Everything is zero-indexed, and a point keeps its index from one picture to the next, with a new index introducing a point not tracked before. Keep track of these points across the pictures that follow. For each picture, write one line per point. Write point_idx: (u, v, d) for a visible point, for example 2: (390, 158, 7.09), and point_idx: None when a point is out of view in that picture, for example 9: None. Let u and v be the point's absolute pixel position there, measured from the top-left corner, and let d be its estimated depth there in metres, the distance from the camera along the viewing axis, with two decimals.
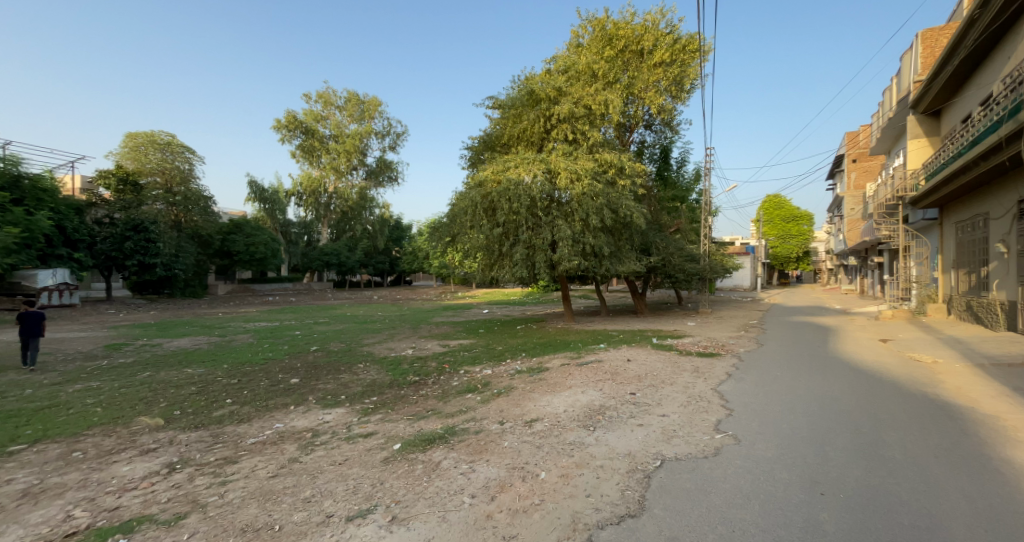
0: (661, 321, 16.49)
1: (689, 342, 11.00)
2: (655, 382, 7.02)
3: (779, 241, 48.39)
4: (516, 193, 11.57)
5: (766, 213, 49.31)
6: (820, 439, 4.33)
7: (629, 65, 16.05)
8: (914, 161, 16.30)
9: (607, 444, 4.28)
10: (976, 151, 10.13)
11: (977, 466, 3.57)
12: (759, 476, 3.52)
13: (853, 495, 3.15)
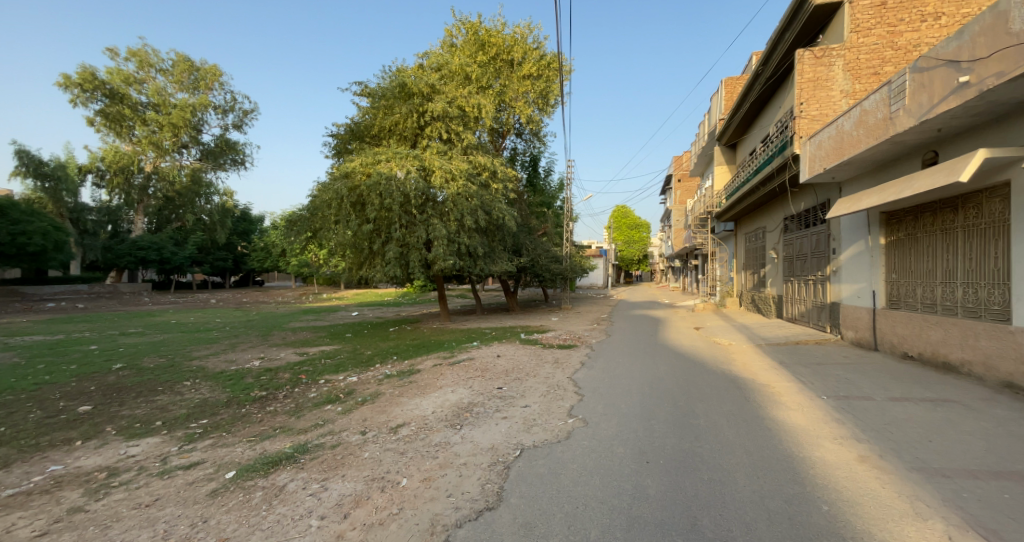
0: (529, 318, 17.52)
1: (553, 336, 11.93)
2: (520, 376, 7.42)
3: (625, 246, 55.21)
4: (387, 188, 11.00)
5: (615, 221, 55.88)
6: (649, 415, 5.11)
7: (501, 73, 16.67)
8: (719, 183, 20.37)
9: (472, 441, 4.37)
10: (757, 179, 13.14)
11: (753, 426, 4.62)
12: (601, 453, 4.01)
13: (669, 460, 3.80)
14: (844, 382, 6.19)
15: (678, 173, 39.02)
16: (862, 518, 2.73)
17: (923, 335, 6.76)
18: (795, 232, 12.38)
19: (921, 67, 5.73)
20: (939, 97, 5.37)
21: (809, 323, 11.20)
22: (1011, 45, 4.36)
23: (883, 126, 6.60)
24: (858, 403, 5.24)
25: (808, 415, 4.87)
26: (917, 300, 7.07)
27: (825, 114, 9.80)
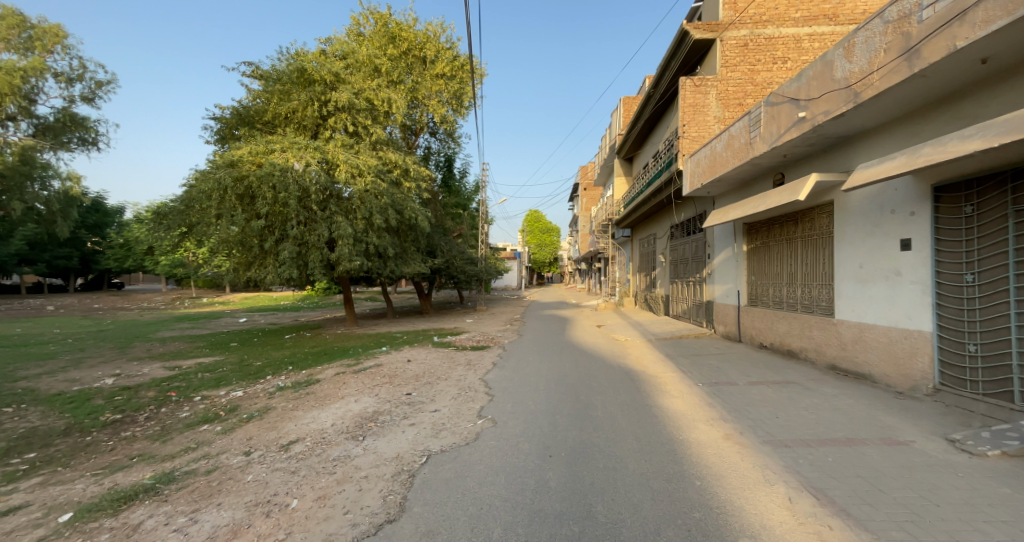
0: (441, 320, 17.24)
1: (465, 338, 11.89)
2: (431, 380, 7.25)
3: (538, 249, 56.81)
4: (282, 181, 9.98)
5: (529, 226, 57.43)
6: (553, 410, 5.33)
7: (413, 69, 16.18)
8: (619, 192, 22.09)
9: (375, 451, 4.15)
10: (650, 190, 14.49)
11: (643, 414, 5.07)
12: (507, 452, 4.08)
13: (569, 452, 4.00)
14: (716, 370, 7.09)
15: (583, 182, 41.42)
16: (727, 490, 3.14)
17: (774, 327, 8.03)
18: (680, 238, 13.88)
19: (773, 102, 6.80)
20: (785, 128, 6.44)
21: (690, 319, 12.65)
22: (834, 90, 5.38)
23: (745, 150, 7.69)
24: (726, 388, 6.03)
25: (688, 401, 5.50)
26: (770, 299, 8.36)
27: (702, 136, 11.15)
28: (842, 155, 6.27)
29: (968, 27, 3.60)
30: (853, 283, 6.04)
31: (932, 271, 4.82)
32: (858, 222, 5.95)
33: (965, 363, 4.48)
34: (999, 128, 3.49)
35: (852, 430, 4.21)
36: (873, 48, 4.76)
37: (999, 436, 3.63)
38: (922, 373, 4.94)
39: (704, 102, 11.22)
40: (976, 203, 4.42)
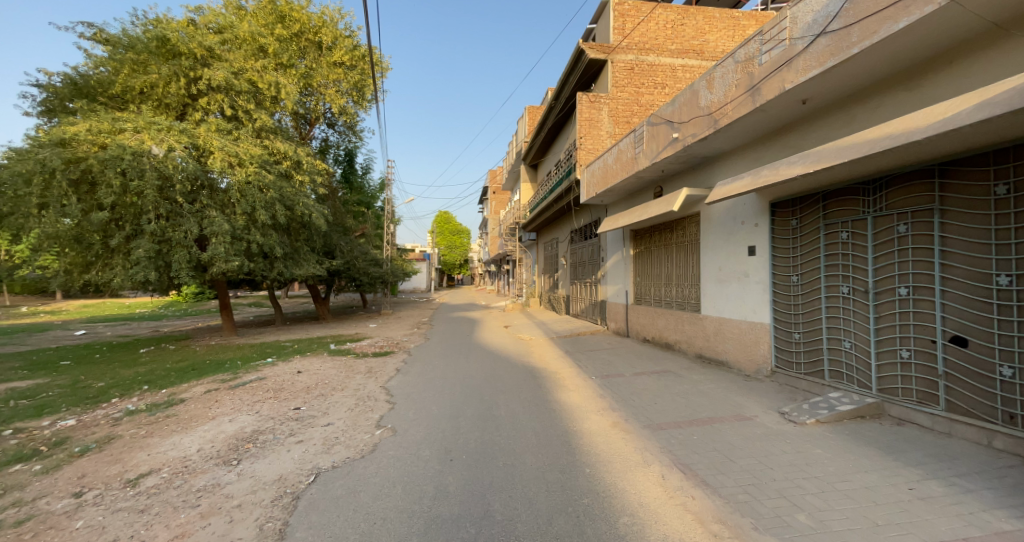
0: (340, 326, 16.07)
1: (366, 344, 11.23)
2: (324, 391, 6.69)
3: (447, 251, 55.76)
4: (134, 167, 8.38)
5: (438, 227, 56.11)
6: (456, 413, 5.28)
7: (307, 54, 14.79)
8: (524, 197, 22.77)
9: (252, 476, 3.70)
10: (552, 196, 15.19)
11: (542, 409, 5.28)
12: (406, 460, 3.94)
13: (469, 454, 3.99)
14: (607, 364, 7.69)
15: (491, 185, 41.86)
16: (612, 474, 3.42)
17: (655, 323, 8.95)
18: (578, 242, 14.76)
19: (654, 122, 7.59)
20: (663, 147, 7.25)
21: (587, 318, 13.55)
22: (700, 115, 6.18)
23: (631, 163, 8.47)
24: (615, 379, 6.56)
25: (583, 394, 5.86)
26: (652, 297, 9.31)
27: (597, 149, 12.01)
28: (706, 173, 7.23)
29: (793, 73, 4.40)
30: (714, 283, 7.00)
31: (770, 273, 5.80)
32: (718, 231, 6.93)
33: (792, 348, 5.48)
34: (814, 157, 4.33)
35: (712, 410, 4.87)
36: (728, 83, 5.58)
37: (814, 406, 4.50)
38: (764, 358, 5.90)
39: (598, 118, 12.04)
40: (799, 217, 5.42)
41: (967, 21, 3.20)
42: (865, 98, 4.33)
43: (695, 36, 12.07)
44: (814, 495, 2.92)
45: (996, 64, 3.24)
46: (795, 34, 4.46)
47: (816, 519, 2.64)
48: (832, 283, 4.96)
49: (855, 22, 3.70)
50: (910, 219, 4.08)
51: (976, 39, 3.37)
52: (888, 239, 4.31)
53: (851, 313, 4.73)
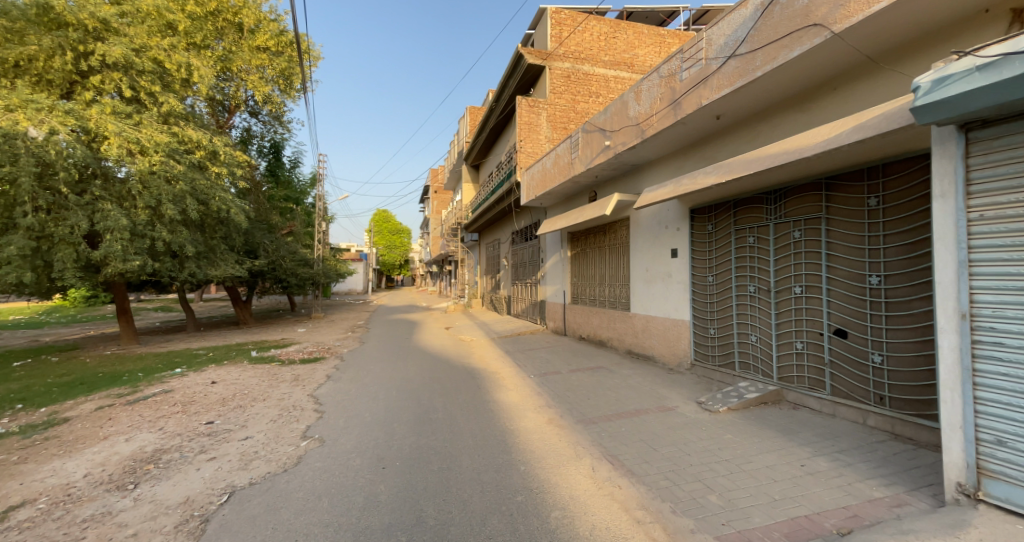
0: (264, 331, 14.86)
1: (294, 350, 10.50)
2: (243, 402, 6.16)
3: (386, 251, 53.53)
4: (5, 152, 6.87)
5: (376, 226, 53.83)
6: (391, 419, 5.09)
7: (225, 35, 13.27)
8: (466, 198, 22.59)
9: (152, 500, 3.31)
10: (493, 198, 15.24)
11: (479, 410, 5.26)
12: (334, 471, 3.73)
13: (403, 460, 3.87)
14: (545, 362, 7.85)
15: (433, 185, 40.93)
16: (545, 470, 3.49)
17: (590, 322, 9.30)
18: (519, 244, 14.94)
19: (588, 129, 7.89)
20: (596, 153, 7.55)
21: (527, 318, 13.76)
22: (629, 125, 6.52)
23: (568, 168, 8.73)
24: (552, 377, 6.71)
25: (521, 393, 5.93)
26: (587, 297, 9.66)
27: (536, 152, 12.26)
28: (636, 179, 7.65)
29: (709, 90, 4.78)
30: (642, 283, 7.42)
31: (690, 273, 6.26)
32: (646, 234, 7.35)
33: (709, 342, 5.96)
34: (726, 168, 4.74)
35: (640, 403, 5.16)
36: (654, 96, 5.94)
37: (727, 395, 4.93)
38: (685, 352, 6.36)
39: (537, 122, 12.37)
40: (714, 223, 5.92)
41: (846, 54, 3.68)
42: (768, 117, 4.83)
43: (626, 50, 12.74)
44: (724, 476, 3.20)
45: (868, 93, 3.77)
46: (711, 54, 4.86)
47: (725, 499, 2.90)
48: (742, 283, 5.47)
49: (759, 47, 4.11)
50: (803, 225, 4.63)
51: (853, 71, 3.90)
52: (787, 244, 4.85)
53: (757, 309, 5.25)
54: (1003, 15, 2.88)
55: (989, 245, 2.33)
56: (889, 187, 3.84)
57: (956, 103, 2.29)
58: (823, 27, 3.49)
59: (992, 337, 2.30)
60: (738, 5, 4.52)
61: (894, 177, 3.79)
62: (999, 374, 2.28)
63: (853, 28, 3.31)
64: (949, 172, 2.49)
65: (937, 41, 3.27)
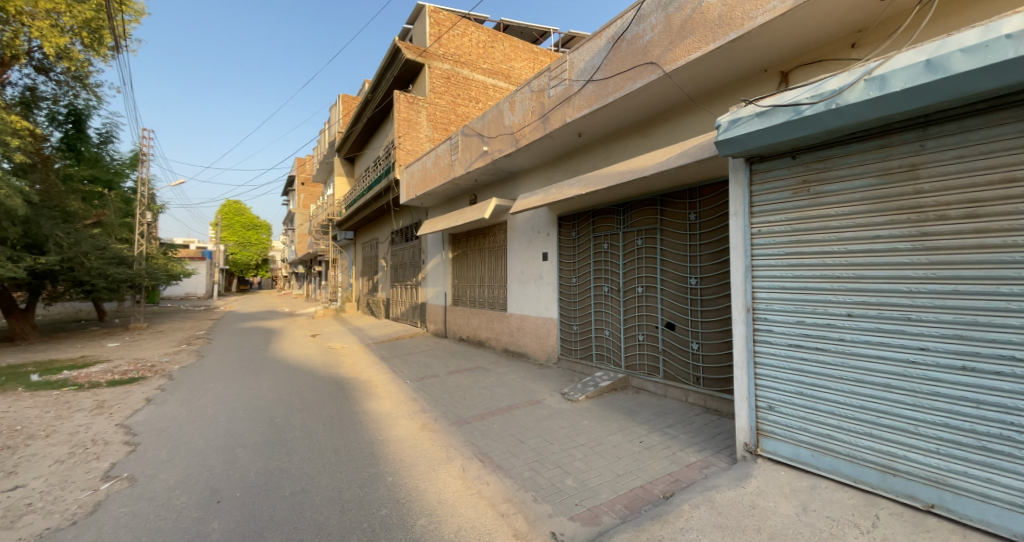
0: (56, 348, 11.55)
1: (102, 369, 8.37)
2: (12, 442, 4.67)
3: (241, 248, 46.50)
4: None
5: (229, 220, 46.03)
6: (233, 443, 4.37)
7: None
8: (339, 193, 20.81)
9: None
10: (368, 195, 14.31)
11: (347, 422, 4.85)
12: (150, 514, 3.06)
13: (246, 489, 3.35)
14: (422, 366, 7.67)
15: (299, 176, 36.77)
16: (413, 478, 3.38)
17: (469, 323, 9.40)
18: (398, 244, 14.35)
19: (467, 133, 7.96)
20: (474, 157, 7.65)
21: (406, 321, 13.29)
22: (504, 133, 6.76)
23: (448, 169, 8.66)
24: (429, 381, 6.57)
25: (394, 400, 5.65)
26: (466, 299, 9.72)
27: (416, 150, 11.90)
28: (512, 185, 7.98)
29: (572, 108, 5.22)
30: (517, 285, 7.75)
31: (558, 275, 6.74)
32: (520, 238, 7.72)
33: (572, 338, 6.50)
34: (586, 181, 5.23)
35: (512, 399, 5.38)
36: (525, 108, 6.25)
37: (585, 385, 5.43)
38: (553, 348, 6.82)
39: (416, 120, 12.00)
40: (577, 230, 6.49)
41: (675, 91, 4.37)
42: (621, 138, 5.47)
43: (503, 60, 13.21)
44: (580, 459, 3.52)
45: (691, 127, 4.55)
46: (573, 76, 5.30)
47: (580, 480, 3.18)
48: (598, 284, 6.08)
49: (611, 76, 4.63)
50: (645, 234, 5.38)
51: (681, 106, 4.64)
52: (632, 249, 5.57)
53: (609, 307, 5.90)
54: (775, 75, 3.80)
55: (765, 255, 2.99)
56: (705, 205, 4.68)
57: (747, 141, 2.88)
58: (656, 66, 4.09)
59: (766, 326, 2.97)
60: (595, 35, 5.02)
61: (708, 197, 4.64)
62: (771, 354, 2.93)
63: (678, 71, 3.95)
64: (740, 197, 3.13)
65: (733, 92, 4.13)
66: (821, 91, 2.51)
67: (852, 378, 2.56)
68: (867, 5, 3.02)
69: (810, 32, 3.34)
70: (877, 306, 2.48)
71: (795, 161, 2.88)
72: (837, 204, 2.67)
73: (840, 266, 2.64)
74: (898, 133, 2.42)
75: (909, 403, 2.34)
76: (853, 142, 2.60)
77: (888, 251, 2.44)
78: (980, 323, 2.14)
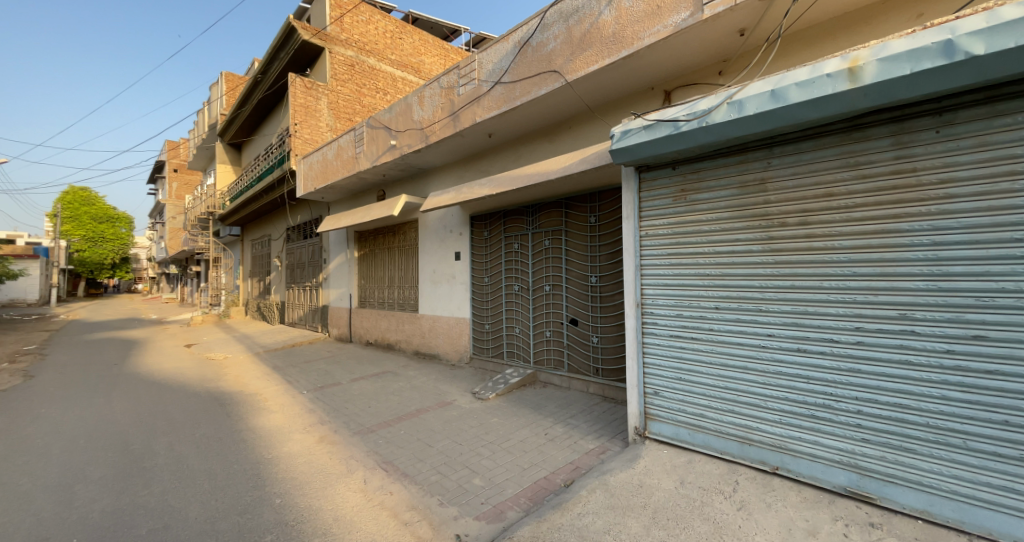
0: None
1: None
2: None
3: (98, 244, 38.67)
4: None
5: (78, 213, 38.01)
6: (71, 479, 3.60)
7: None
8: (221, 183, 18.32)
9: None
10: (258, 187, 12.83)
11: (229, 442, 4.29)
12: None
13: (89, 533, 2.79)
14: (323, 374, 7.09)
15: (170, 162, 31.67)
16: (305, 497, 3.09)
17: (378, 326, 8.96)
18: (295, 241, 13.12)
19: (373, 125, 7.55)
20: (381, 151, 7.29)
21: (305, 325, 12.21)
22: (413, 128, 6.54)
23: (352, 163, 8.14)
24: (330, 390, 6.09)
25: (287, 413, 5.14)
26: (374, 300, 9.24)
27: (315, 140, 10.97)
28: (422, 182, 7.77)
29: (482, 109, 5.23)
30: (428, 285, 7.57)
31: (470, 274, 6.71)
32: (431, 237, 7.56)
33: (483, 337, 6.55)
34: (496, 182, 5.28)
35: (421, 401, 5.24)
36: (434, 104, 6.11)
37: (496, 383, 5.49)
38: (465, 348, 6.78)
39: (315, 107, 11.05)
40: (489, 230, 6.55)
41: (577, 100, 4.61)
42: (529, 141, 5.63)
43: (412, 54, 12.79)
44: (487, 457, 3.55)
45: (591, 135, 4.85)
46: (482, 77, 5.31)
47: (486, 478, 3.20)
48: (509, 283, 6.20)
49: (517, 80, 4.74)
50: (552, 235, 5.62)
51: (583, 114, 4.91)
52: (541, 250, 5.77)
53: (519, 305, 6.04)
54: (660, 94, 4.22)
55: (652, 255, 3.30)
56: (604, 209, 5.02)
57: (637, 151, 3.15)
58: (559, 75, 4.27)
59: (652, 319, 3.29)
60: (502, 39, 5.09)
61: (607, 201, 4.99)
62: (656, 345, 3.25)
63: (579, 81, 4.18)
64: (632, 202, 3.42)
65: (625, 105, 4.49)
66: (694, 110, 2.82)
67: (719, 363, 2.93)
68: (729, 38, 3.48)
69: (688, 57, 3.76)
70: (738, 299, 2.87)
71: (675, 171, 3.22)
72: (708, 211, 3.03)
73: (709, 266, 3.01)
74: (752, 151, 2.82)
75: (760, 381, 2.74)
76: (719, 157, 2.97)
77: (744, 252, 2.85)
78: (810, 312, 2.56)
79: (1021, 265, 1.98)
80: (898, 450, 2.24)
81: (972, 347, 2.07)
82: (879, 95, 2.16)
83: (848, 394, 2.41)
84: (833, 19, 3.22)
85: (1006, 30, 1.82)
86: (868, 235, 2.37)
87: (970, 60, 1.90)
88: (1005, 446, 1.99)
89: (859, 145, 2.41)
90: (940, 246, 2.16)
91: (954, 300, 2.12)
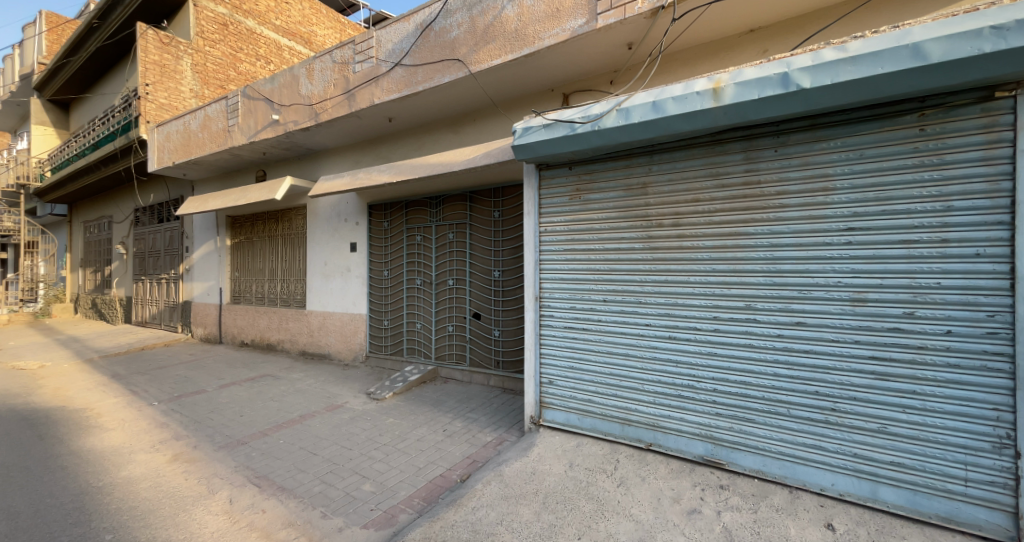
0: None
1: None
2: None
3: None
4: None
5: None
6: None
7: None
8: (38, 148, 14.56)
9: None
10: (92, 156, 10.46)
11: (38, 472, 3.40)
12: None
13: None
14: (182, 382, 6.06)
15: None
16: (149, 529, 2.60)
17: (256, 324, 7.96)
18: (147, 225, 11.02)
19: (250, 95, 6.63)
20: (261, 125, 6.43)
21: (160, 325, 10.35)
22: (300, 103, 5.89)
23: (223, 136, 7.06)
24: (191, 400, 5.22)
25: (127, 430, 4.29)
26: (251, 295, 8.19)
27: (174, 106, 9.29)
28: (311, 165, 7.08)
29: (380, 90, 4.90)
30: (319, 278, 6.92)
31: (367, 267, 6.29)
32: (322, 226, 6.92)
33: (382, 334, 6.21)
34: (395, 169, 5.01)
35: (306, 406, 4.79)
36: (326, 79, 5.58)
37: (394, 381, 5.24)
38: (360, 346, 6.36)
39: (174, 67, 9.36)
40: (389, 220, 6.20)
41: (481, 94, 4.59)
42: (433, 130, 5.47)
43: (302, 22, 11.60)
44: (380, 461, 3.35)
45: (494, 130, 4.88)
46: (380, 56, 4.98)
47: (377, 483, 3.03)
48: (410, 277, 5.96)
49: (419, 65, 4.54)
50: (456, 228, 5.52)
51: (487, 108, 4.92)
52: (444, 243, 5.65)
53: (421, 300, 5.86)
54: (558, 96, 4.41)
55: (550, 252, 3.44)
56: (507, 204, 5.09)
57: (538, 150, 3.23)
58: (462, 65, 4.19)
59: (549, 312, 3.43)
60: (402, 18, 4.82)
61: (510, 198, 5.07)
62: (552, 336, 3.40)
63: (482, 73, 4.14)
64: (532, 199, 3.52)
65: (528, 104, 4.61)
66: (588, 114, 2.98)
67: (607, 351, 3.15)
68: (619, 50, 3.75)
69: (583, 64, 3.98)
70: (622, 292, 3.12)
71: (571, 171, 3.38)
72: (598, 210, 3.23)
73: (599, 262, 3.22)
74: (637, 157, 3.07)
75: (639, 367, 3.01)
76: (610, 160, 3.19)
77: (628, 250, 3.10)
78: (680, 304, 2.88)
79: (830, 265, 2.42)
80: (742, 421, 2.64)
81: (797, 331, 2.51)
82: (735, 115, 2.49)
83: (706, 375, 2.76)
84: (701, 45, 3.66)
85: (825, 69, 2.21)
86: (724, 237, 2.73)
87: (800, 91, 2.27)
88: (817, 412, 2.44)
89: (719, 158, 2.75)
90: (776, 248, 2.57)
91: (785, 292, 2.55)
